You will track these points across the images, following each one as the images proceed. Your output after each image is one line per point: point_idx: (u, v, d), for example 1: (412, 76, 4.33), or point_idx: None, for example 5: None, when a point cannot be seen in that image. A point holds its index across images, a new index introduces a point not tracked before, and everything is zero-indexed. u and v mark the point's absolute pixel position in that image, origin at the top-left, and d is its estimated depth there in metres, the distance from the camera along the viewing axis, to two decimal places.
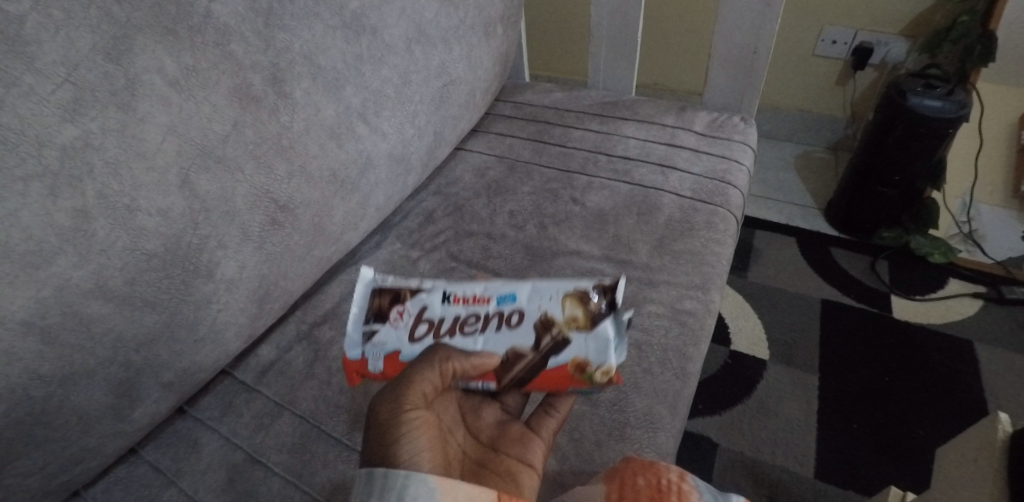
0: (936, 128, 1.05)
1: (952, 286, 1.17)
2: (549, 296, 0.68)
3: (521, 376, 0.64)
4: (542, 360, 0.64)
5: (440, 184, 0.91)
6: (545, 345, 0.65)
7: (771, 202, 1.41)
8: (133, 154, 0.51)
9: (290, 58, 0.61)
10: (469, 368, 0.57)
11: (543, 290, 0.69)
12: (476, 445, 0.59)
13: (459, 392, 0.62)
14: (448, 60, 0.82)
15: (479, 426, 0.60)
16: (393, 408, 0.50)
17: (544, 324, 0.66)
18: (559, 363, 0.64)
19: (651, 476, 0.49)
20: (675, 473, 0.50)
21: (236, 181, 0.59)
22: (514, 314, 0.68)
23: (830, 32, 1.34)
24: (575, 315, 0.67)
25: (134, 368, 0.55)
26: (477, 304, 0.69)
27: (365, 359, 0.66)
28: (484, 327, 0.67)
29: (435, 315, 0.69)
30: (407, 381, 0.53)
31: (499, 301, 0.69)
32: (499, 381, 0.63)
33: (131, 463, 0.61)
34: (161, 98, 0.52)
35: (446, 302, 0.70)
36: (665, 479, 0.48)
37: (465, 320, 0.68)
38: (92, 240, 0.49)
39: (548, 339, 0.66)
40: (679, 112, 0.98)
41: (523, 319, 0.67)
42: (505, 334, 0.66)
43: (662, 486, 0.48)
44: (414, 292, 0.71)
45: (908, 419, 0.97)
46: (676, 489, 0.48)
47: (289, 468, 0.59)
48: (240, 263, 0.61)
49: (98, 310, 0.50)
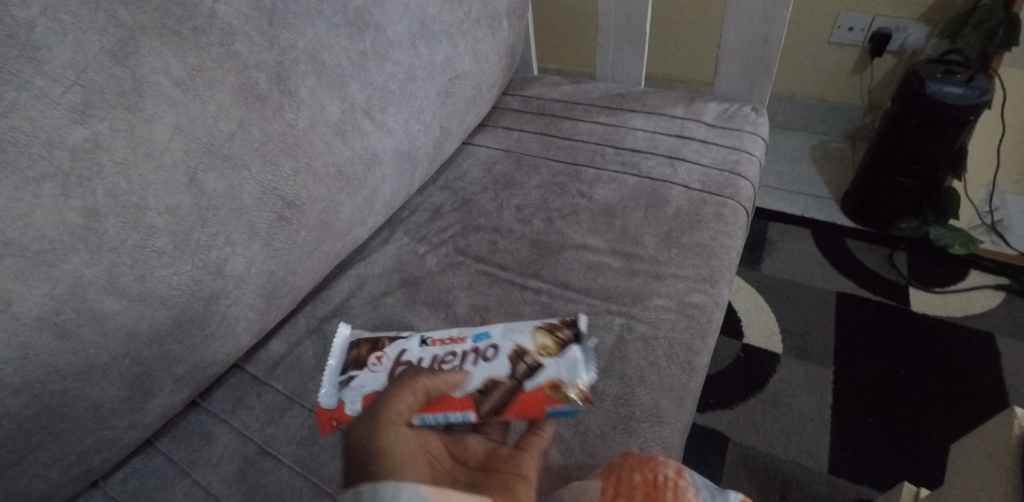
0: (957, 116, 1.02)
1: (974, 278, 1.15)
2: (521, 329, 0.66)
3: (499, 406, 0.60)
4: (519, 387, 0.61)
5: (447, 179, 0.91)
6: (520, 373, 0.62)
7: (786, 193, 1.38)
8: (141, 153, 0.52)
9: (294, 56, 0.62)
10: (440, 384, 0.60)
11: (514, 325, 0.67)
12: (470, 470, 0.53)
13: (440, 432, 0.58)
14: (453, 54, 0.82)
15: (469, 456, 0.55)
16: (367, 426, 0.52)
17: (517, 354, 0.63)
18: (535, 386, 0.61)
19: (647, 472, 0.52)
20: (672, 469, 0.53)
21: (243, 179, 0.60)
22: (489, 348, 0.64)
23: (847, 19, 1.30)
24: (546, 344, 0.64)
25: (147, 363, 0.56)
26: (453, 343, 0.65)
27: (341, 405, 0.62)
28: (461, 363, 0.63)
29: (411, 358, 0.65)
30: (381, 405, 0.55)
31: (474, 339, 0.66)
32: (477, 410, 0.60)
33: (147, 454, 0.62)
34: (168, 98, 0.53)
35: (422, 345, 0.66)
36: (662, 476, 0.52)
37: (441, 359, 0.64)
38: (103, 238, 0.50)
39: (522, 367, 0.62)
40: (689, 103, 0.96)
41: (498, 353, 0.64)
42: (481, 368, 0.62)
43: (658, 482, 0.51)
44: (391, 339, 0.67)
45: (925, 412, 0.95)
46: (671, 486, 0.51)
47: (298, 461, 0.60)
48: (248, 259, 0.62)
49: (111, 306, 0.52)
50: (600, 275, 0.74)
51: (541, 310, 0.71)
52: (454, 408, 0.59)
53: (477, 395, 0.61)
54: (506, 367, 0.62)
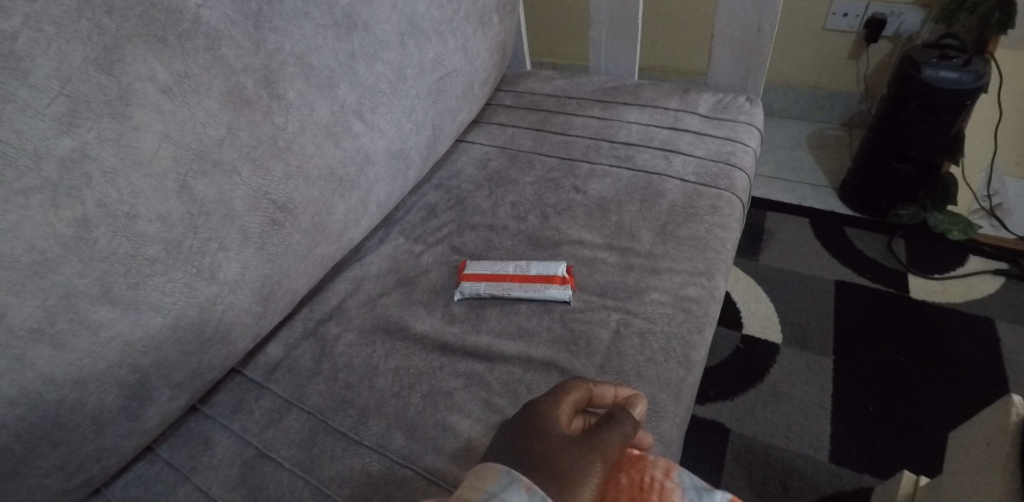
0: (954, 100, 1.01)
1: (973, 263, 1.14)
2: (537, 266, 0.73)
3: (520, 294, 0.72)
4: (538, 275, 0.72)
5: (442, 177, 0.91)
6: (536, 268, 0.73)
7: (784, 183, 1.38)
8: (129, 162, 0.53)
9: (281, 60, 0.63)
10: (580, 393, 0.55)
11: (535, 264, 0.74)
12: (568, 446, 0.50)
13: (561, 414, 0.53)
14: (443, 52, 0.82)
15: (569, 439, 0.51)
16: (551, 408, 0.53)
17: (539, 266, 0.73)
18: (550, 271, 0.72)
19: (634, 474, 0.52)
20: (661, 469, 0.52)
21: (234, 184, 0.60)
22: (522, 268, 0.74)
23: (841, 5, 1.29)
24: (553, 267, 0.73)
25: (143, 370, 0.57)
26: (504, 265, 0.74)
27: (449, 290, 0.75)
28: (514, 274, 0.73)
29: (476, 269, 0.74)
30: (562, 390, 0.55)
31: (519, 267, 0.74)
32: (515, 292, 0.72)
33: (147, 461, 0.62)
34: (154, 106, 0.54)
35: (484, 266, 0.75)
36: (648, 478, 0.51)
37: (497, 269, 0.74)
38: (95, 248, 0.51)
39: (536, 272, 0.73)
40: (683, 94, 0.96)
41: (525, 269, 0.73)
42: (520, 283, 0.72)
43: (644, 484, 0.51)
44: (472, 263, 0.76)
45: (924, 400, 0.95)
46: (657, 487, 0.51)
47: (298, 464, 0.60)
48: (242, 264, 0.62)
49: (105, 315, 0.52)
50: (596, 271, 0.74)
51: (538, 307, 0.71)
52: (507, 284, 0.72)
53: (514, 287, 0.72)
54: (531, 269, 0.73)
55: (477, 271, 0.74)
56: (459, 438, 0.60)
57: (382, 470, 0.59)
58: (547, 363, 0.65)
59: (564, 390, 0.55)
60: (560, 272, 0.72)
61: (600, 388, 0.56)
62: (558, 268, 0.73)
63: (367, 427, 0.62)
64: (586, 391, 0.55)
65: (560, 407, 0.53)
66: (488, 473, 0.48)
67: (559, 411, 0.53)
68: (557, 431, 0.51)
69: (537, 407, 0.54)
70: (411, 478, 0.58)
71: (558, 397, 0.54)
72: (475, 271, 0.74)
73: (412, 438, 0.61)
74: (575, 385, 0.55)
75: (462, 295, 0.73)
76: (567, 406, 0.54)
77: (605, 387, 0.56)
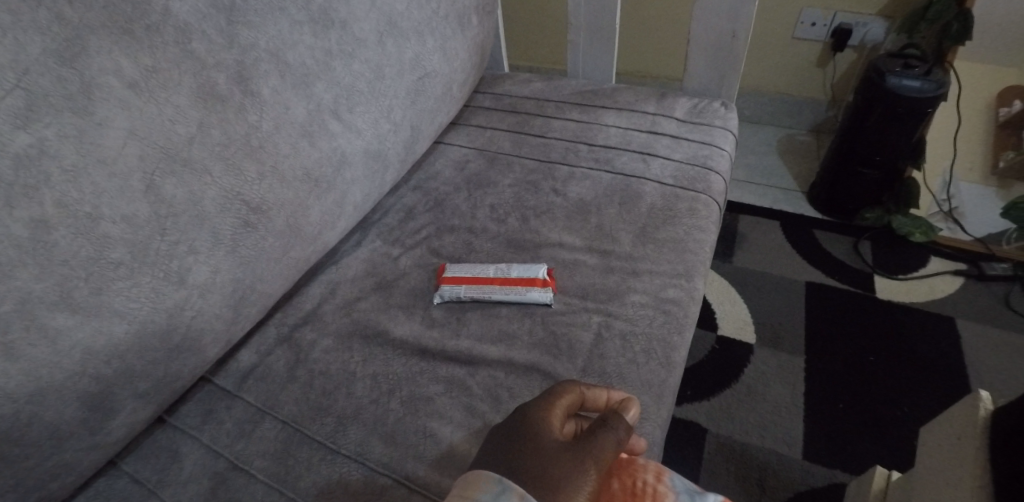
0: (917, 107, 1.05)
1: (934, 264, 1.18)
2: (517, 268, 0.72)
3: (501, 296, 0.71)
4: (519, 277, 0.72)
5: (420, 179, 0.89)
6: (516, 269, 0.72)
7: (755, 187, 1.41)
8: (92, 160, 0.50)
9: (254, 56, 0.61)
10: (572, 397, 0.54)
11: (515, 266, 0.73)
12: (560, 451, 0.50)
13: (553, 419, 0.52)
14: (422, 52, 0.80)
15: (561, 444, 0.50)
16: (542, 413, 0.52)
17: (519, 267, 0.72)
18: (531, 272, 0.72)
19: (626, 479, 0.52)
20: (653, 472, 0.52)
21: (204, 184, 0.58)
22: (503, 270, 0.73)
23: (809, 15, 1.33)
24: (533, 269, 0.72)
25: (106, 380, 0.54)
26: (484, 267, 0.73)
27: (429, 293, 0.73)
28: (495, 277, 0.72)
29: (455, 272, 0.73)
30: (554, 394, 0.54)
31: (499, 269, 0.73)
32: (496, 294, 0.71)
33: (109, 476, 0.59)
34: (119, 100, 0.51)
35: (463, 268, 0.73)
36: (640, 482, 0.51)
37: (477, 271, 0.73)
38: (53, 251, 0.48)
39: (517, 274, 0.72)
40: (659, 99, 0.97)
41: (505, 271, 0.72)
42: (501, 285, 0.71)
43: (637, 489, 0.51)
44: (450, 266, 0.74)
45: (891, 396, 0.98)
46: (650, 492, 0.51)
47: (272, 475, 0.58)
48: (212, 268, 0.60)
49: (64, 322, 0.50)
50: (576, 273, 0.74)
51: (519, 310, 0.70)
52: (487, 287, 0.71)
53: (495, 289, 0.71)
54: (511, 271, 0.72)
55: (457, 274, 0.73)
56: (440, 444, 0.59)
57: (361, 479, 0.57)
58: (529, 367, 0.65)
59: (555, 394, 0.54)
60: (541, 274, 0.72)
61: (592, 391, 0.56)
62: (538, 270, 0.72)
63: (345, 434, 0.61)
64: (578, 394, 0.55)
65: (553, 411, 0.53)
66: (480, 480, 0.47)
67: (551, 416, 0.52)
68: (549, 436, 0.51)
69: (528, 412, 0.53)
70: (391, 487, 0.57)
71: (549, 402, 0.53)
72: (454, 274, 0.73)
73: (392, 445, 0.59)
74: (567, 389, 0.55)
75: (442, 298, 0.72)
76: (560, 410, 0.53)
77: (597, 391, 0.56)
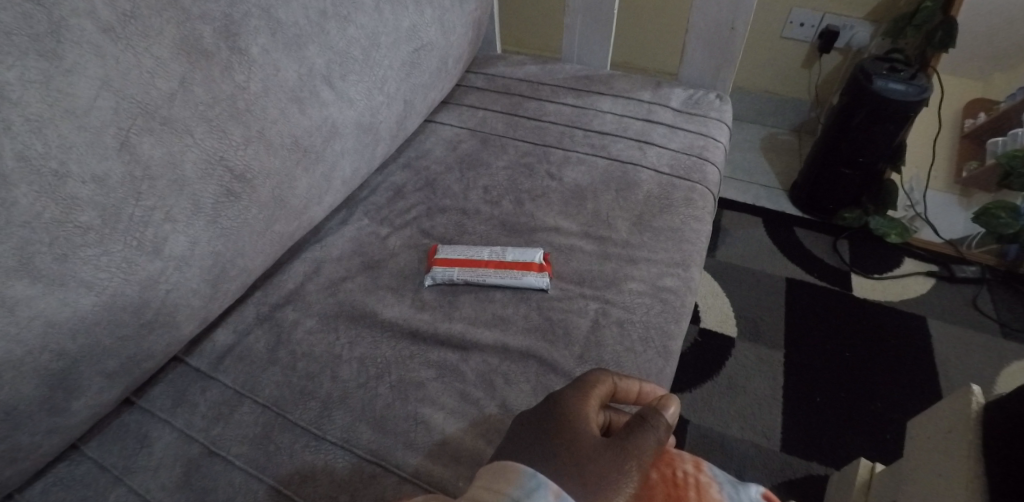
0: (900, 112, 1.07)
1: (907, 265, 1.22)
2: (512, 252, 0.70)
3: (496, 280, 0.68)
4: (515, 260, 0.69)
5: (410, 157, 0.86)
6: (512, 253, 0.70)
7: (737, 184, 1.42)
8: (60, 110, 0.45)
9: (243, 11, 0.57)
10: (606, 388, 0.53)
11: (511, 250, 0.70)
12: (599, 447, 0.48)
13: (588, 412, 0.50)
14: (419, 22, 0.77)
15: (599, 441, 0.48)
16: (577, 404, 0.50)
17: (516, 251, 0.70)
18: (527, 256, 0.69)
19: (665, 469, 0.47)
20: (691, 463, 0.48)
21: (184, 146, 0.53)
22: (497, 254, 0.70)
23: (798, 15, 1.34)
24: (529, 253, 0.70)
25: (69, 357, 0.48)
26: (477, 250, 0.70)
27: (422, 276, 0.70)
28: (488, 259, 0.70)
29: (447, 253, 0.70)
30: (589, 384, 0.52)
31: (493, 253, 0.70)
32: (489, 278, 0.68)
33: (70, 462, 0.54)
34: (93, 47, 0.47)
35: (455, 250, 0.70)
36: (680, 472, 0.47)
37: (470, 253, 0.70)
38: (13, 209, 0.44)
39: (512, 258, 0.69)
40: (656, 88, 0.96)
41: (500, 255, 0.70)
42: (495, 268, 0.69)
43: (678, 480, 0.46)
44: (441, 247, 0.71)
45: (868, 392, 1.00)
46: (692, 482, 0.46)
47: (250, 461, 0.54)
48: (191, 239, 0.55)
49: (23, 291, 0.44)
50: (573, 258, 0.72)
51: (514, 295, 0.68)
52: (481, 270, 0.69)
53: (489, 274, 0.68)
54: (506, 254, 0.70)
55: (449, 255, 0.70)
56: (433, 432, 0.56)
57: (347, 467, 0.54)
58: (525, 353, 0.62)
59: (589, 383, 0.53)
60: (537, 260, 0.69)
61: (624, 382, 0.54)
62: (534, 255, 0.69)
63: (331, 420, 0.57)
64: (611, 385, 0.53)
65: (587, 402, 0.51)
66: (511, 473, 0.44)
67: (585, 408, 0.50)
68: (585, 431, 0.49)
69: (562, 400, 0.51)
70: (380, 475, 0.53)
71: (583, 391, 0.52)
72: (447, 256, 0.70)
73: (380, 432, 0.56)
74: (600, 378, 0.53)
75: (433, 281, 0.69)
76: (594, 401, 0.51)
77: (630, 382, 0.54)
